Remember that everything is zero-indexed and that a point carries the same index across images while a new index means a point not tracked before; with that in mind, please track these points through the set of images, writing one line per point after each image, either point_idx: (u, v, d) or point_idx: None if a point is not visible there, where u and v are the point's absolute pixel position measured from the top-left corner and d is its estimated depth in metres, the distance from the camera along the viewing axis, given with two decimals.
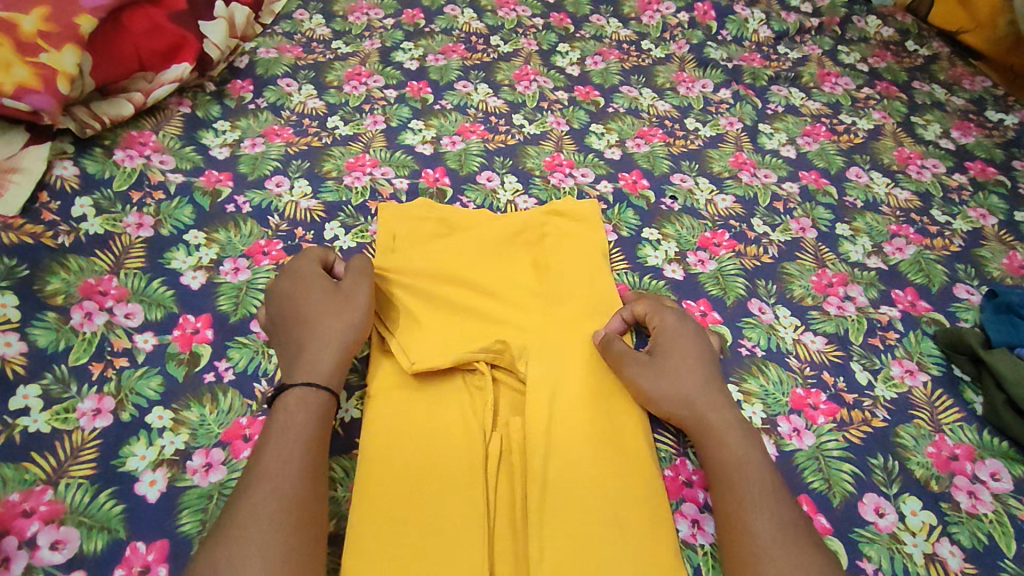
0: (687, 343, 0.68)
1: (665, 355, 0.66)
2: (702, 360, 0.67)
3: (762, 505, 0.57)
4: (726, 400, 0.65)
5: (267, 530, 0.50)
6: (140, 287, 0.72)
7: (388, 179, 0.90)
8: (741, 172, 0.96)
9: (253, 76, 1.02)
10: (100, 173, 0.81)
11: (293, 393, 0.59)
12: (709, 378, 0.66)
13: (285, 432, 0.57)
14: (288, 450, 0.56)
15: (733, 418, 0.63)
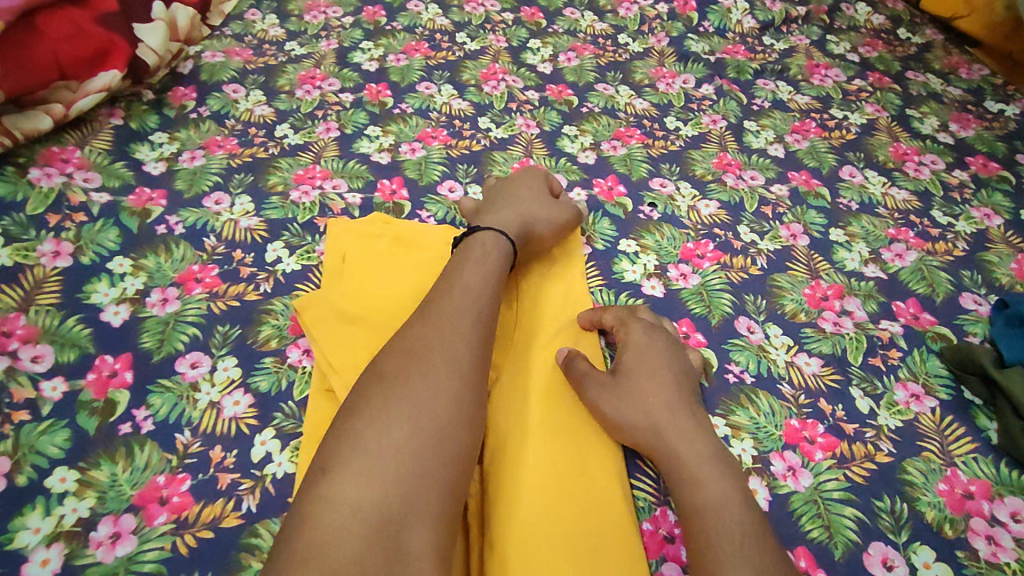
0: (657, 362, 0.61)
1: (631, 378, 0.60)
2: (674, 381, 0.60)
3: (739, 551, 0.48)
4: (703, 428, 0.57)
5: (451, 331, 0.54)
6: (52, 326, 0.64)
7: (340, 193, 0.81)
8: (726, 174, 0.89)
9: (196, 82, 0.94)
10: (13, 196, 0.73)
11: (487, 238, 0.64)
12: (682, 402, 0.58)
13: (477, 262, 0.61)
14: (435, 343, 0.52)
15: (711, 448, 0.56)
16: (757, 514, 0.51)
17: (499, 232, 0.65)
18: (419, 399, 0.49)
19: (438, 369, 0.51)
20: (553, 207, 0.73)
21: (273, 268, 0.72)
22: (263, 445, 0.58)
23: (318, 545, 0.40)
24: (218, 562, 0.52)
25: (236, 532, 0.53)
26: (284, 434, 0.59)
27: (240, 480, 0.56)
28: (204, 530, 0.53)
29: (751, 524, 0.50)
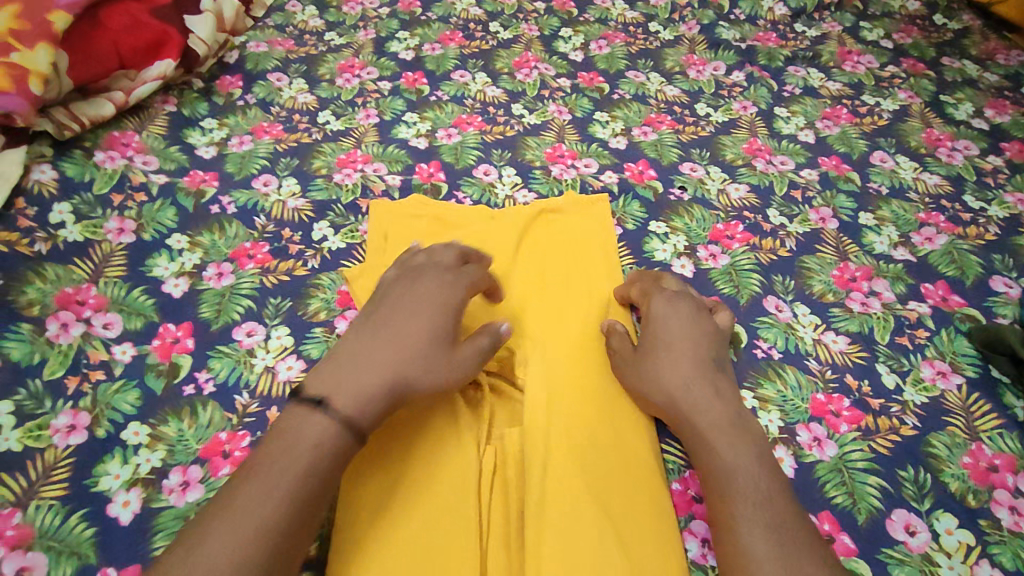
0: (679, 330, 0.62)
1: (653, 354, 0.61)
2: (697, 352, 0.61)
3: (758, 517, 0.51)
4: (726, 397, 0.59)
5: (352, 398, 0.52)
6: (119, 296, 0.69)
7: (381, 176, 0.85)
8: (756, 159, 0.90)
9: (243, 71, 0.98)
10: (80, 176, 0.77)
11: (308, 429, 0.50)
12: (705, 371, 0.60)
13: (368, 360, 0.54)
14: (335, 410, 0.51)
15: (733, 416, 0.57)
16: (770, 476, 0.54)
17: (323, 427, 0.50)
18: (278, 477, 0.47)
19: (297, 449, 0.49)
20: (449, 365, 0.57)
21: (319, 245, 0.76)
22: None
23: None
24: None
25: None
26: None
27: None
28: None
29: (766, 485, 0.53)
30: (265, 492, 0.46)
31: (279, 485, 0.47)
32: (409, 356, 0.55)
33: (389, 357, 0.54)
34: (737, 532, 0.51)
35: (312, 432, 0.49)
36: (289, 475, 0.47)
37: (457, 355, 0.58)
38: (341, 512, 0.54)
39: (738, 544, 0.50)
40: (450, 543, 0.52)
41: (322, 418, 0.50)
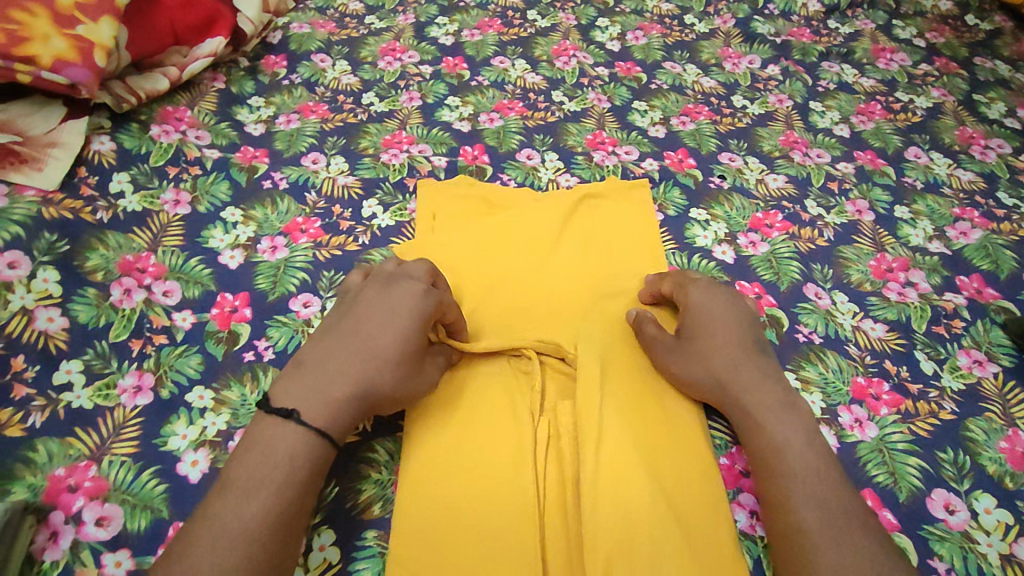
0: (719, 315, 0.63)
1: (695, 342, 0.62)
2: (738, 338, 0.62)
3: (810, 493, 0.53)
4: (771, 378, 0.60)
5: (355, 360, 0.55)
6: (177, 264, 0.70)
7: (426, 157, 0.87)
8: (793, 151, 0.92)
9: (287, 51, 1.00)
10: (137, 148, 0.79)
11: (282, 432, 0.51)
12: (748, 357, 0.61)
13: (358, 340, 0.56)
14: (339, 373, 0.54)
15: (779, 397, 0.59)
16: (817, 454, 0.55)
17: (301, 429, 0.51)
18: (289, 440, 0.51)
19: (309, 406, 0.52)
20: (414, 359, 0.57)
21: (369, 222, 0.78)
22: None
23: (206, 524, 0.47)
24: (340, 472, 0.57)
25: (355, 447, 0.59)
26: None
27: None
28: None
29: (816, 463, 0.55)
30: (283, 453, 0.50)
31: (282, 436, 0.51)
32: (372, 350, 0.55)
33: (347, 356, 0.55)
34: (790, 507, 0.53)
35: (304, 390, 0.53)
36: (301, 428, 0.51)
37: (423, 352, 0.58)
38: (404, 482, 0.56)
39: (792, 518, 0.52)
40: (512, 512, 0.54)
41: (313, 376, 0.54)
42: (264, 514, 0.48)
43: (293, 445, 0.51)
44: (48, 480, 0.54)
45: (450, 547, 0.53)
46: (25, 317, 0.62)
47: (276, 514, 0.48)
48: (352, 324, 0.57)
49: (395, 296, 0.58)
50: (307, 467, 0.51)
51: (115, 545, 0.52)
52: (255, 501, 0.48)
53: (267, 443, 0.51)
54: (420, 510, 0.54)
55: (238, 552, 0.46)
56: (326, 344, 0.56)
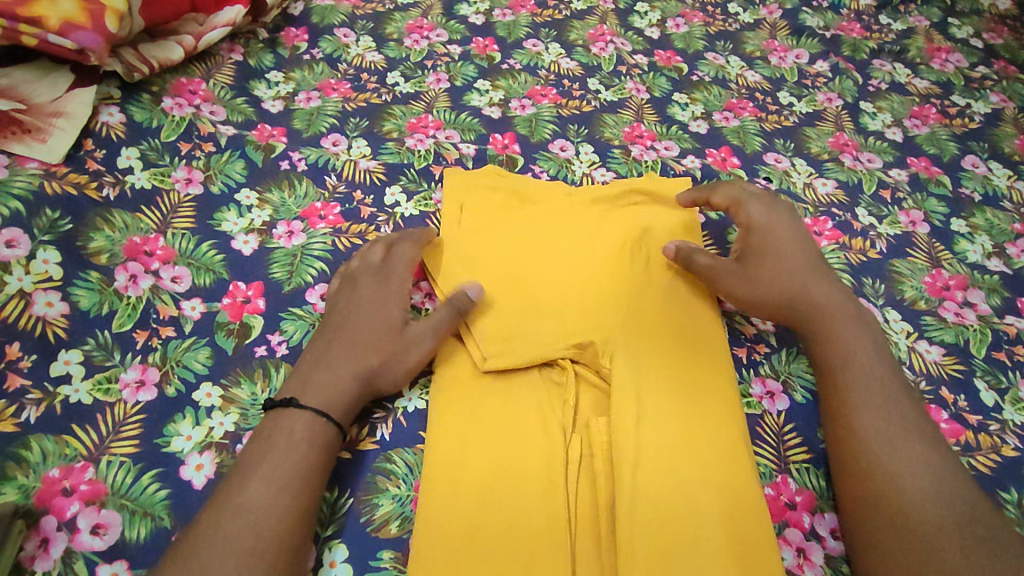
0: (782, 232, 0.66)
1: (759, 260, 0.64)
2: (811, 263, 0.64)
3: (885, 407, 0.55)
4: (841, 295, 0.63)
5: (348, 350, 0.56)
6: (188, 249, 0.66)
7: (454, 143, 0.82)
8: (843, 154, 0.86)
9: (308, 24, 0.94)
10: (148, 122, 0.74)
11: (291, 420, 0.51)
12: (812, 274, 0.63)
13: (350, 333, 0.57)
14: (335, 363, 0.55)
15: (850, 309, 0.62)
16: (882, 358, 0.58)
17: (312, 414, 0.51)
18: (291, 431, 0.50)
19: (310, 395, 0.53)
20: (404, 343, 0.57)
21: (392, 211, 0.73)
22: None
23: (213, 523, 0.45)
24: (357, 482, 0.53)
25: (373, 456, 0.54)
26: None
27: (372, 408, 0.57)
28: (342, 451, 0.54)
29: (885, 371, 0.57)
30: (288, 442, 0.49)
31: (287, 422, 0.51)
32: (361, 340, 0.57)
33: (341, 347, 0.56)
34: (861, 445, 0.53)
35: (304, 385, 0.54)
36: (301, 416, 0.51)
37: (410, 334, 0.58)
38: (425, 500, 0.52)
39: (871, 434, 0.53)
40: (541, 537, 0.50)
41: (311, 371, 0.55)
42: (267, 482, 0.47)
43: (296, 424, 0.51)
44: (42, 482, 0.50)
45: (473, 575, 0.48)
46: (22, 300, 0.57)
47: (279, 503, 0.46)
48: (344, 319, 0.59)
49: (377, 291, 0.61)
50: (310, 442, 0.50)
51: (112, 555, 0.48)
52: (260, 474, 0.47)
53: (272, 434, 0.50)
54: (440, 530, 0.50)
55: (243, 520, 0.45)
56: (321, 343, 0.57)
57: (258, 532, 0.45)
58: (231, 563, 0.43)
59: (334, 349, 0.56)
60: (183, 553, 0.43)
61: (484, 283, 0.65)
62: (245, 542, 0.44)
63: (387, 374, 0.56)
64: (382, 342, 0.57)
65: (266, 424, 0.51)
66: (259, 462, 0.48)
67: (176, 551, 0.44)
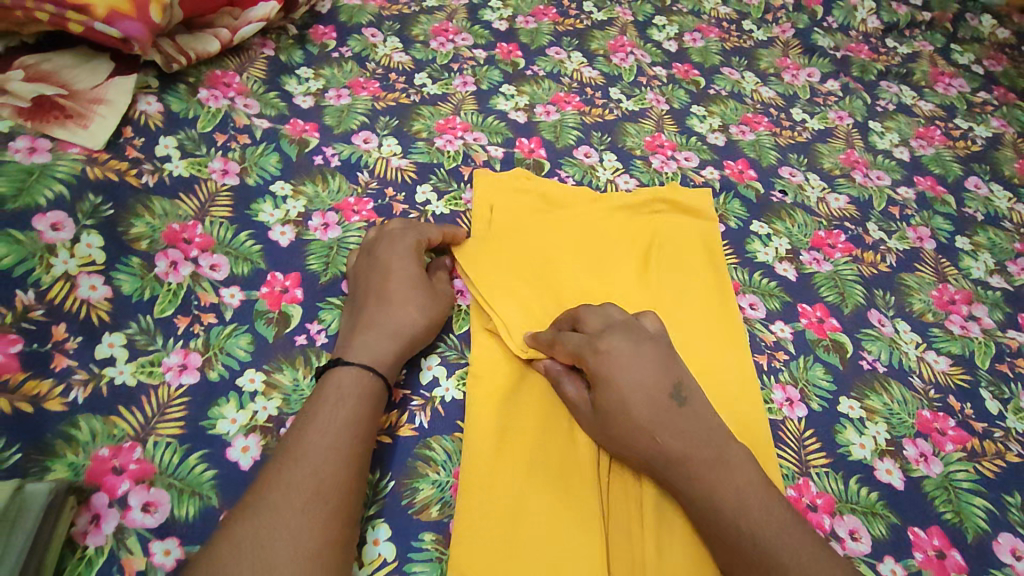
0: (631, 370, 0.53)
1: (613, 414, 0.53)
2: (653, 380, 0.53)
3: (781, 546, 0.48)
4: (707, 432, 0.52)
5: (387, 310, 0.59)
6: (226, 238, 0.67)
7: (482, 146, 0.84)
8: (854, 171, 0.89)
9: (337, 22, 0.96)
10: (184, 112, 0.75)
11: (341, 377, 0.54)
12: (665, 421, 0.52)
13: (386, 292, 0.61)
14: (377, 323, 0.58)
15: (713, 452, 0.51)
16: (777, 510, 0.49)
17: (363, 369, 0.55)
18: (341, 391, 0.53)
19: (358, 354, 0.56)
20: (434, 304, 0.62)
21: (423, 208, 0.75)
22: (430, 370, 0.61)
23: (274, 475, 0.47)
24: (398, 465, 0.55)
25: (412, 442, 0.56)
26: (449, 362, 0.62)
27: (411, 396, 0.59)
28: (383, 436, 0.56)
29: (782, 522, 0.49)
30: (339, 401, 0.52)
31: (336, 379, 0.54)
32: (397, 300, 0.60)
33: (381, 309, 0.59)
34: None
35: (353, 346, 0.57)
36: (350, 372, 0.54)
37: (438, 298, 0.63)
38: (463, 491, 0.53)
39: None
40: (577, 538, 0.51)
41: (357, 333, 0.58)
42: (324, 433, 0.50)
43: (343, 381, 0.54)
44: (91, 460, 0.51)
45: (510, 559, 0.50)
46: (67, 283, 0.58)
47: (337, 454, 0.49)
48: (373, 282, 0.62)
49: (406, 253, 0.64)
50: (358, 396, 0.53)
51: (161, 533, 0.49)
52: (316, 427, 0.50)
53: (326, 396, 0.53)
54: (479, 525, 0.51)
55: (304, 468, 0.48)
56: (361, 307, 0.60)
57: (318, 478, 0.47)
58: (300, 504, 0.46)
59: (375, 311, 0.59)
60: (249, 501, 0.46)
61: (516, 280, 0.67)
62: (306, 488, 0.47)
63: (428, 334, 0.60)
64: (418, 303, 0.61)
65: (322, 388, 0.54)
66: (315, 420, 0.51)
67: (246, 500, 0.46)
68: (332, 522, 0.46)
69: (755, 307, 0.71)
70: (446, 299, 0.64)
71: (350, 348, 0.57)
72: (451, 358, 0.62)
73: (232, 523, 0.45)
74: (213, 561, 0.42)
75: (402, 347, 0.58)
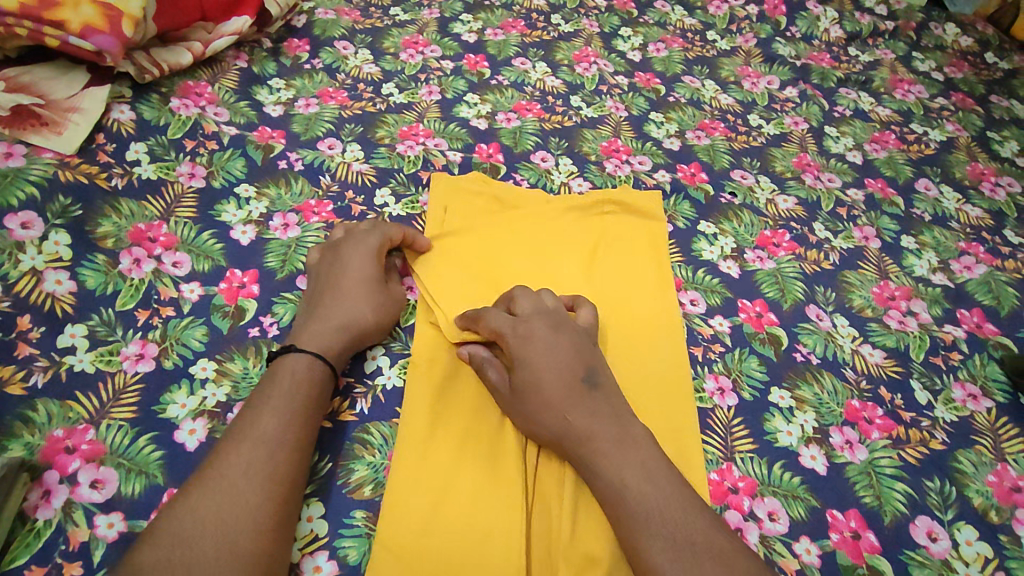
0: (555, 351, 0.57)
1: (528, 385, 0.56)
2: (566, 364, 0.57)
3: (662, 527, 0.50)
4: (613, 413, 0.55)
5: (341, 304, 0.63)
6: (189, 237, 0.71)
7: (442, 151, 0.87)
8: (805, 173, 0.92)
9: (311, 36, 1.00)
10: (156, 120, 0.80)
11: (292, 363, 0.57)
12: (578, 397, 0.56)
13: (341, 286, 0.64)
14: (329, 314, 0.62)
15: (615, 432, 0.54)
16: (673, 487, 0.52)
17: (313, 356, 0.58)
18: (295, 377, 0.56)
19: (309, 342, 0.59)
20: (386, 299, 0.65)
21: (380, 210, 0.79)
22: (375, 360, 0.64)
23: (231, 453, 0.50)
24: (337, 448, 0.58)
25: (352, 426, 0.59)
26: (393, 353, 0.65)
27: (354, 384, 0.62)
28: (324, 421, 0.59)
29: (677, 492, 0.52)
30: (294, 386, 0.56)
31: (287, 363, 0.57)
32: (350, 294, 0.64)
33: (335, 301, 0.63)
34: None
35: (304, 335, 0.60)
36: (301, 359, 0.57)
37: (391, 295, 0.66)
38: (395, 468, 0.56)
39: (643, 557, 0.49)
40: (499, 515, 0.54)
41: (311, 323, 0.61)
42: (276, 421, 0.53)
43: (294, 365, 0.57)
44: (46, 440, 0.54)
45: (432, 539, 0.52)
46: (34, 277, 0.62)
47: (292, 436, 0.53)
48: (330, 276, 0.65)
49: (363, 251, 0.67)
50: (311, 381, 0.57)
51: (107, 507, 0.52)
52: (270, 410, 0.53)
53: (280, 382, 0.56)
54: (407, 500, 0.54)
55: (260, 448, 0.51)
56: (316, 301, 0.64)
57: (274, 456, 0.51)
58: (257, 481, 0.49)
59: (329, 303, 0.63)
60: (203, 477, 0.49)
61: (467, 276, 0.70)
62: (264, 467, 0.50)
63: (378, 326, 0.64)
64: (370, 297, 0.64)
65: (275, 374, 0.57)
66: (270, 404, 0.54)
67: (191, 480, 0.49)
68: (286, 494, 0.50)
69: (696, 303, 0.74)
70: (398, 295, 0.67)
71: (303, 336, 0.60)
72: (396, 349, 0.65)
73: (187, 496, 0.48)
74: (171, 530, 0.45)
75: (353, 337, 0.62)
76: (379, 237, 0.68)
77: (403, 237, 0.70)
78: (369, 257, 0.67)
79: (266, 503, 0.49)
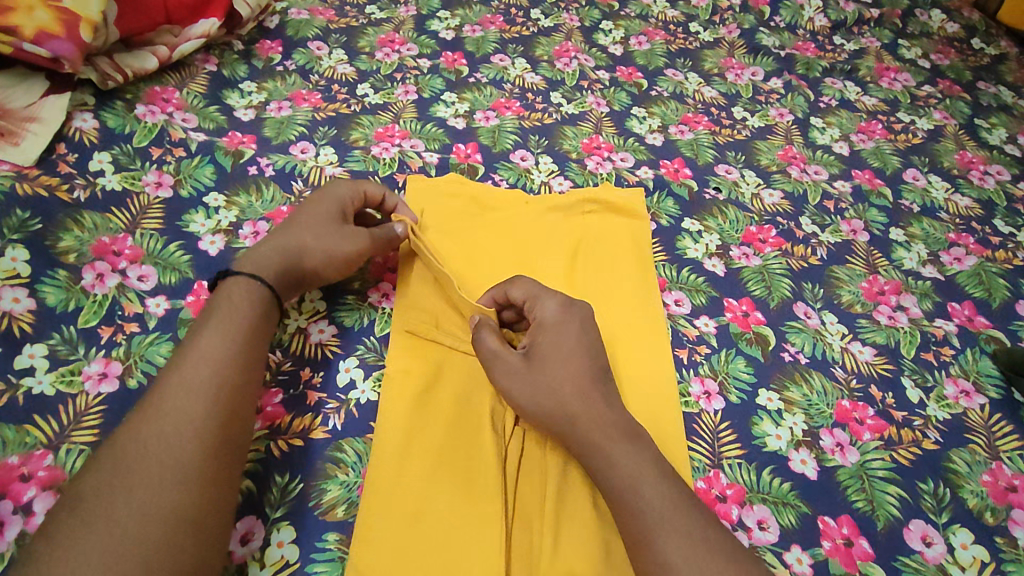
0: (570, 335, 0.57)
1: (544, 368, 0.55)
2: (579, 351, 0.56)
3: (672, 521, 0.48)
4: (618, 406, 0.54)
5: (285, 234, 0.62)
6: (155, 249, 0.68)
7: (418, 152, 0.85)
8: (790, 166, 0.90)
9: (283, 37, 0.98)
10: (120, 128, 0.77)
11: (230, 284, 0.57)
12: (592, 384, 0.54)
13: (295, 220, 0.64)
14: (271, 243, 0.61)
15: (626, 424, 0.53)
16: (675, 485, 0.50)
17: (247, 278, 0.57)
18: (236, 300, 0.55)
19: (248, 265, 0.59)
20: (334, 237, 0.63)
21: None
22: (347, 372, 0.62)
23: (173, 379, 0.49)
24: (307, 467, 0.55)
25: (324, 444, 0.57)
26: (367, 364, 0.63)
27: (326, 399, 0.60)
28: (295, 439, 0.57)
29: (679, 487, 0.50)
30: (235, 311, 0.55)
31: (227, 283, 0.57)
32: (300, 226, 0.63)
33: (282, 232, 0.63)
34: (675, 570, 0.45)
35: (246, 258, 0.60)
36: (240, 281, 0.57)
37: (342, 234, 0.64)
38: (372, 483, 0.54)
39: (655, 548, 0.47)
40: (477, 533, 0.52)
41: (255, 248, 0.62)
42: (214, 384, 0.50)
43: (233, 288, 0.57)
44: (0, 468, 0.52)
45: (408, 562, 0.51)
46: None
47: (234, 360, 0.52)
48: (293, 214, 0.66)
49: (329, 195, 0.67)
50: (249, 303, 0.56)
51: None
52: (211, 333, 0.52)
53: (221, 305, 0.55)
54: (383, 517, 0.52)
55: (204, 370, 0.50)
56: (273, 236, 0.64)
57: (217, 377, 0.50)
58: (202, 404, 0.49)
59: (277, 234, 0.63)
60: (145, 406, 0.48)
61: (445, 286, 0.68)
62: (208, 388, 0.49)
63: (315, 258, 0.62)
64: (314, 231, 0.63)
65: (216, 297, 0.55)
66: (211, 328, 0.53)
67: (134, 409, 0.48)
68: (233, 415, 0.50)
69: (680, 303, 0.72)
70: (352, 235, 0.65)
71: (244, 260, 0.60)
72: (371, 360, 0.63)
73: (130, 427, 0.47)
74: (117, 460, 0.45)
75: (283, 263, 0.60)
76: (351, 189, 0.68)
77: (380, 195, 0.70)
78: (335, 204, 0.66)
79: (211, 441, 0.48)
